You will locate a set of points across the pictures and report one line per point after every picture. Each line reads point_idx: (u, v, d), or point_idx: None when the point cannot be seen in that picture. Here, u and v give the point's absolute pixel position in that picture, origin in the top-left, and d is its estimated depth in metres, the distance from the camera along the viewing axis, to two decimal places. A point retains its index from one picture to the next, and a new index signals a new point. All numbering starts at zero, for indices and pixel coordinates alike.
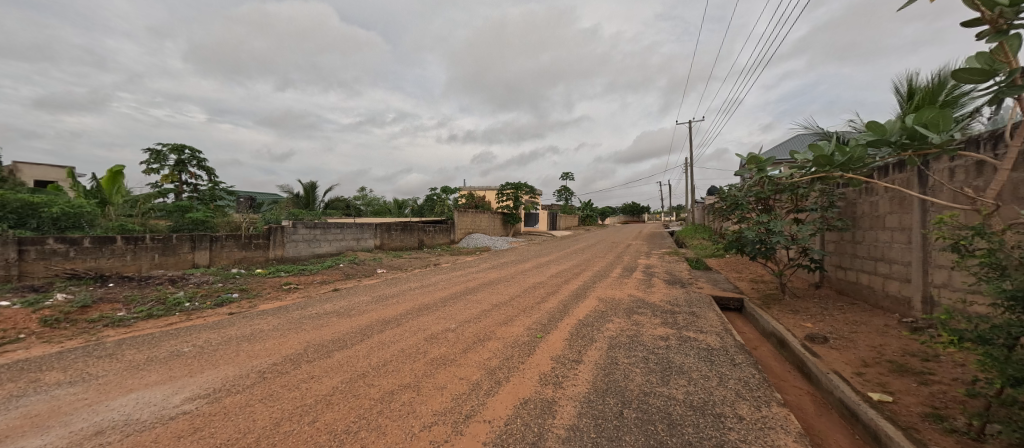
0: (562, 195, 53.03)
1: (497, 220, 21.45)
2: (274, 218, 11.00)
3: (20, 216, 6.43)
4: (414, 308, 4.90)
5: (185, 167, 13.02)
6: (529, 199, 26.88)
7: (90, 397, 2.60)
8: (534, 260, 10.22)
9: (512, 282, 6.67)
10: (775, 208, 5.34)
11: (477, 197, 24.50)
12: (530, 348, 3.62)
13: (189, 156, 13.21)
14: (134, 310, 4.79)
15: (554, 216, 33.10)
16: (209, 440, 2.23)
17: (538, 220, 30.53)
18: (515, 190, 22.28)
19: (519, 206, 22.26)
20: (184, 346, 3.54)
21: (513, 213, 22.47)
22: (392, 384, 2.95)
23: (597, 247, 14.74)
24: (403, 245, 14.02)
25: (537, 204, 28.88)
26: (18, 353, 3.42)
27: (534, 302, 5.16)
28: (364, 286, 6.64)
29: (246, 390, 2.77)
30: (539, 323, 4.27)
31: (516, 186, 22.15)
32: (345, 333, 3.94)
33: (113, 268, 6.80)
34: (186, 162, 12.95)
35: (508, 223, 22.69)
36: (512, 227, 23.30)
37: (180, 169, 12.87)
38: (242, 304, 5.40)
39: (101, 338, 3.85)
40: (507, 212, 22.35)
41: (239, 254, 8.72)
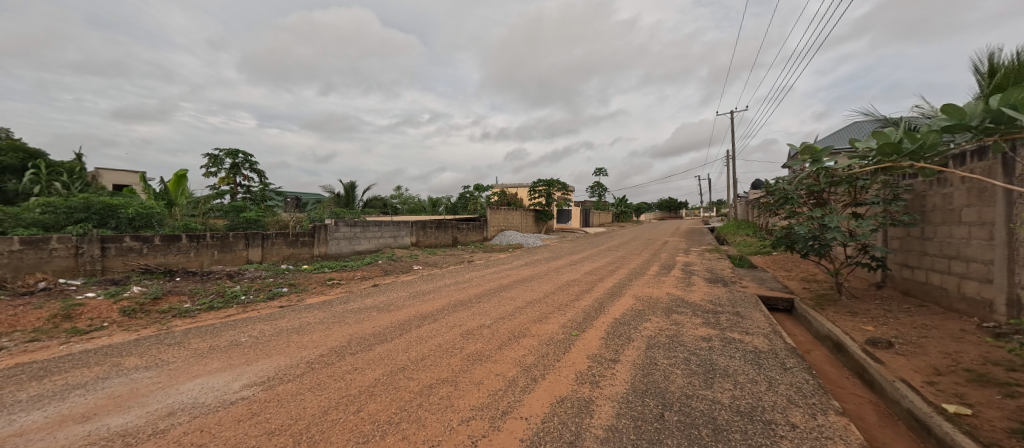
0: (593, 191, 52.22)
1: (529, 217, 21.41)
2: (318, 217, 11.59)
3: (102, 217, 7.13)
4: (450, 304, 4.99)
5: (239, 170, 14.00)
6: (561, 197, 26.63)
7: (162, 381, 2.85)
8: (567, 257, 10.12)
9: (547, 279, 6.63)
10: (830, 202, 4.95)
11: (509, 194, 24.59)
12: (566, 346, 3.57)
13: (243, 160, 14.20)
14: (198, 302, 5.21)
15: (587, 214, 32.65)
16: (265, 425, 2.38)
17: (570, 217, 30.16)
18: (547, 187, 22.13)
19: (551, 203, 22.10)
20: (241, 336, 3.81)
21: (545, 210, 22.35)
22: (430, 378, 3.02)
23: (632, 244, 14.36)
24: (437, 242, 14.34)
25: (569, 201, 28.61)
26: (103, 340, 3.82)
27: (568, 300, 5.10)
28: (401, 282, 6.84)
29: (297, 379, 2.93)
30: (574, 321, 4.21)
31: (547, 183, 22.00)
32: (385, 327, 4.08)
33: (179, 264, 7.43)
34: (239, 165, 13.91)
35: (540, 220, 22.61)
36: (544, 224, 23.17)
37: (234, 173, 13.84)
38: (291, 298, 5.74)
39: (171, 327, 4.22)
40: (539, 210, 22.28)
41: (287, 250, 9.27)
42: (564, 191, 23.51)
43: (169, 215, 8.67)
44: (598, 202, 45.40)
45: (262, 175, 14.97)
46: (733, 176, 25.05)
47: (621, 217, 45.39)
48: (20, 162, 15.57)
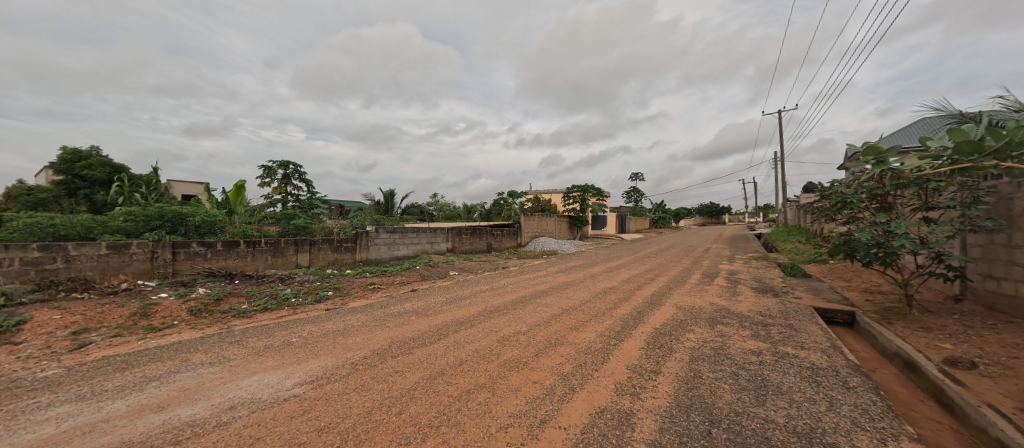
0: (627, 197, 51.17)
1: (563, 223, 21.25)
2: (360, 224, 12.11)
3: (173, 224, 7.81)
4: (486, 310, 5.03)
5: (289, 180, 14.97)
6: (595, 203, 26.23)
7: (224, 376, 3.07)
8: (603, 264, 9.91)
9: (583, 286, 6.52)
10: (897, 206, 4.54)
11: (542, 200, 24.57)
12: (604, 355, 3.49)
13: (293, 170, 15.16)
14: (254, 304, 5.59)
15: (621, 219, 31.93)
16: (314, 422, 2.50)
17: (605, 223, 29.60)
18: (581, 192, 21.85)
19: (585, 209, 21.79)
20: (292, 337, 4.03)
21: (579, 216, 22.08)
22: (468, 383, 3.04)
23: (671, 251, 13.85)
24: (472, 248, 14.54)
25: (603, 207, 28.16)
26: (173, 336, 4.18)
27: (605, 308, 4.98)
28: (439, 287, 6.99)
29: (342, 379, 3.05)
30: (612, 330, 4.10)
31: (581, 189, 21.72)
32: (424, 331, 4.18)
33: (237, 267, 8.01)
34: (290, 176, 14.87)
35: (574, 226, 22.35)
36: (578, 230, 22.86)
37: (285, 182, 14.79)
38: (336, 301, 6.02)
39: (231, 327, 4.54)
40: (572, 216, 22.07)
41: (332, 256, 9.75)
42: (598, 197, 23.13)
43: (229, 222, 9.42)
44: (632, 208, 44.35)
45: (310, 185, 15.88)
46: (781, 179, 23.59)
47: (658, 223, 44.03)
48: (107, 176, 17.50)
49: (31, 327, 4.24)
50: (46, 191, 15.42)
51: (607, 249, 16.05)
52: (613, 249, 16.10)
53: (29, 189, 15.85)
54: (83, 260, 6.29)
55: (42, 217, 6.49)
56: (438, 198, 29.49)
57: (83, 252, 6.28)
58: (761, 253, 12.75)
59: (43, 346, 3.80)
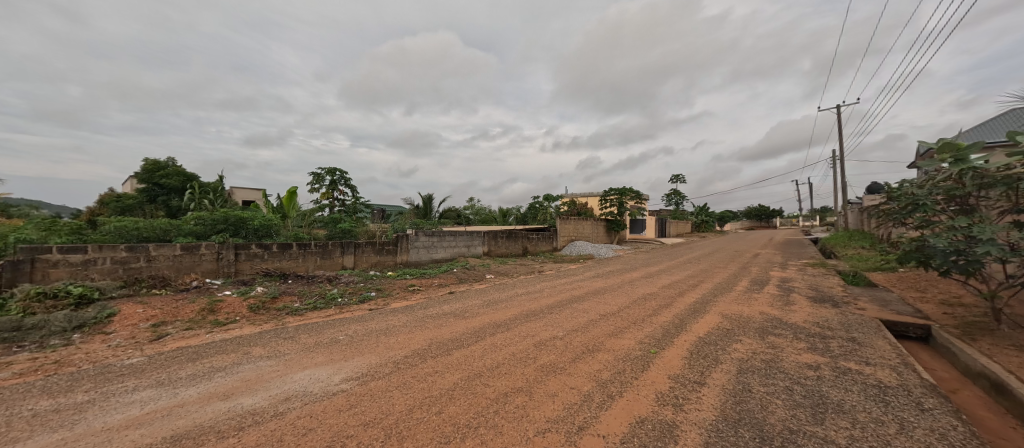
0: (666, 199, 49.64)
1: (599, 227, 20.82)
2: (400, 227, 12.55)
3: (236, 227, 8.47)
4: (523, 314, 5.04)
5: (336, 186, 15.78)
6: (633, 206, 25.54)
7: (280, 369, 3.28)
8: (642, 269, 9.62)
9: (622, 292, 6.37)
10: (981, 209, 4.06)
11: (577, 204, 24.29)
12: (643, 363, 3.38)
13: (339, 177, 15.97)
14: (305, 302, 5.94)
15: (660, 223, 30.91)
16: (361, 417, 2.64)
17: (644, 227, 28.77)
18: (619, 196, 20.80)
19: (622, 213, 21.08)
20: (340, 335, 4.25)
21: (616, 220, 21.52)
22: (505, 386, 3.06)
23: (715, 256, 13.18)
24: (508, 251, 14.63)
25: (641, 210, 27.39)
26: (236, 331, 4.54)
27: (645, 315, 4.82)
28: (476, 290, 7.10)
29: (386, 376, 3.18)
30: (652, 337, 3.96)
31: (619, 192, 20.62)
32: (462, 333, 4.25)
33: (290, 267, 8.57)
34: (336, 182, 15.67)
35: (611, 230, 21.89)
36: (614, 233, 22.30)
37: (332, 188, 15.63)
38: (379, 302, 6.28)
39: (285, 323, 4.85)
40: (609, 220, 21.63)
41: (374, 258, 10.18)
42: (637, 200, 22.16)
43: (283, 226, 10.09)
44: (671, 211, 42.74)
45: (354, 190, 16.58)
46: (841, 179, 21.76)
47: (699, 226, 42.10)
48: (180, 184, 19.31)
49: (118, 319, 4.77)
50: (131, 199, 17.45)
51: (647, 254, 15.50)
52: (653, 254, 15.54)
53: (119, 196, 17.94)
54: (161, 260, 6.99)
55: (128, 221, 7.29)
56: (474, 201, 29.89)
57: (161, 253, 6.98)
58: (817, 259, 11.80)
59: (128, 336, 4.26)
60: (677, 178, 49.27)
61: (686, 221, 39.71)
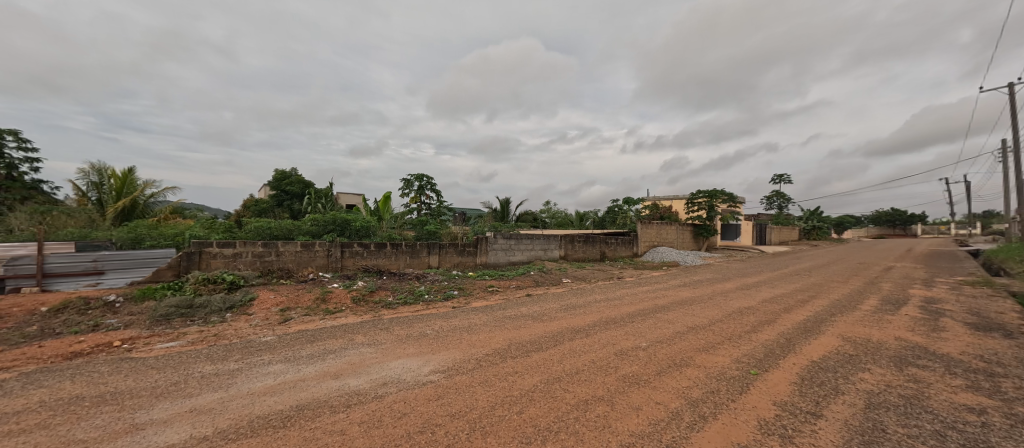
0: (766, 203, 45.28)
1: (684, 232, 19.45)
2: (481, 229, 13.11)
3: (341, 227, 9.61)
4: (602, 320, 4.91)
5: (423, 191, 17.07)
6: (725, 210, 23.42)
7: (378, 356, 3.65)
8: (735, 280, 8.73)
9: (713, 304, 5.84)
10: None
11: (660, 207, 23.01)
12: (741, 385, 3.04)
13: (425, 182, 17.21)
14: (396, 297, 6.54)
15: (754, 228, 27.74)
16: (448, 408, 2.80)
17: (736, 233, 26.13)
18: (709, 198, 18.92)
19: (711, 217, 19.25)
20: (427, 329, 4.58)
21: (704, 224, 19.80)
22: (586, 393, 3.00)
23: (830, 269, 11.33)
24: (585, 256, 14.43)
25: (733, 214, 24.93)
26: (343, 319, 5.17)
27: (741, 331, 4.36)
28: (553, 294, 7.11)
29: (469, 372, 3.35)
30: (751, 356, 3.56)
31: (709, 195, 18.74)
32: (541, 335, 4.29)
33: (385, 265, 9.48)
34: (423, 187, 16.93)
35: (700, 236, 20.29)
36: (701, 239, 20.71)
37: (419, 193, 16.95)
38: (461, 300, 6.64)
39: (380, 315, 5.38)
40: (698, 224, 20.07)
41: (456, 258, 10.80)
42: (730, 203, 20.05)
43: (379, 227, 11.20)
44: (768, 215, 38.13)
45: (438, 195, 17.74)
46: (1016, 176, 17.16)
47: (806, 233, 36.74)
48: (300, 190, 22.50)
49: (256, 303, 5.76)
50: (264, 203, 21.15)
51: (740, 264, 13.97)
52: (748, 264, 13.93)
53: (257, 201, 21.86)
54: (287, 255, 8.26)
55: (264, 221, 8.77)
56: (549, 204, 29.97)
57: (287, 249, 8.25)
58: (979, 276, 9.42)
59: (263, 318, 5.12)
60: (780, 178, 45.29)
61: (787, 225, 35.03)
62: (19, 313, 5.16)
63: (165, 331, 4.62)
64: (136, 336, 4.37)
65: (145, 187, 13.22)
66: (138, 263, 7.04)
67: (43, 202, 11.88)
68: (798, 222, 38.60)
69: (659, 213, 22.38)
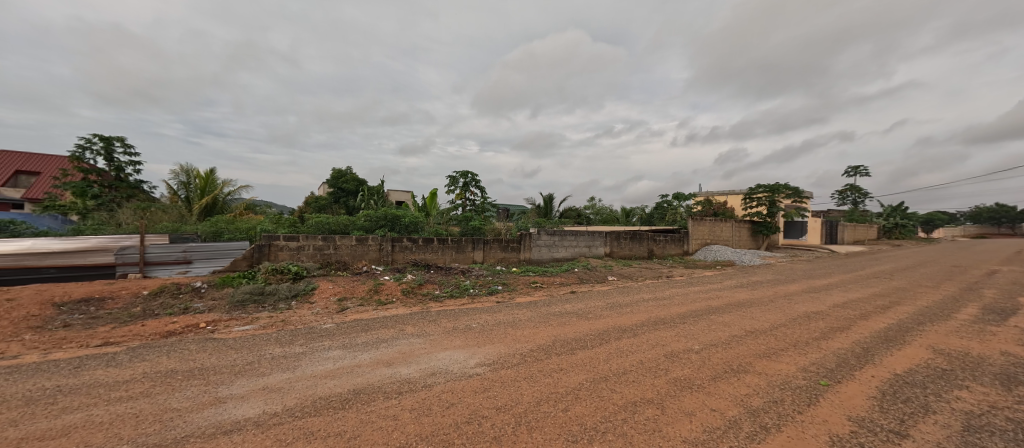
0: (839, 196, 41.73)
1: (741, 229, 18.42)
2: (524, 226, 13.16)
3: (391, 223, 10.09)
4: (650, 320, 4.76)
5: (468, 188, 17.43)
6: (793, 206, 21.76)
7: (427, 347, 3.80)
8: (800, 282, 8.07)
9: (775, 308, 5.44)
10: None
11: (715, 203, 21.82)
12: (809, 396, 2.81)
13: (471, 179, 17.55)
14: (443, 290, 6.79)
15: (821, 226, 25.42)
16: (494, 401, 2.86)
17: (800, 231, 24.13)
18: (769, 193, 17.75)
19: (773, 213, 18.00)
20: (473, 323, 4.69)
21: (765, 222, 18.50)
22: (634, 395, 2.93)
23: (916, 272, 10.08)
24: (632, 253, 14.03)
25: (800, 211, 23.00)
26: (397, 309, 5.46)
27: (807, 337, 4.02)
28: (598, 292, 7.00)
29: (514, 366, 3.39)
30: (821, 366, 3.27)
31: (769, 189, 17.64)
32: (586, 333, 4.23)
33: (432, 259, 9.84)
34: (468, 184, 17.29)
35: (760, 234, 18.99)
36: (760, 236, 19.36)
37: (464, 190, 17.34)
38: (505, 295, 6.75)
39: (429, 308, 5.61)
40: (759, 222, 18.79)
41: (500, 254, 10.94)
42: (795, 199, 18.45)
43: (426, 223, 11.65)
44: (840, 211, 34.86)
45: (483, 191, 18.02)
46: None
47: (885, 231, 33.22)
48: (355, 188, 24.01)
49: (317, 292, 6.24)
50: (323, 199, 22.89)
51: (805, 264, 12.86)
52: (813, 265, 12.80)
53: (317, 198, 23.69)
54: (343, 248, 8.83)
55: (324, 217, 9.46)
56: (594, 200, 29.44)
57: (344, 242, 8.82)
58: None
59: (324, 306, 5.53)
60: (855, 171, 41.29)
61: (861, 223, 31.74)
62: (126, 295, 5.99)
63: (241, 315, 5.14)
64: (218, 319, 4.90)
65: (223, 185, 14.68)
66: (218, 254, 7.85)
67: (144, 199, 13.61)
68: (874, 219, 34.72)
69: (713, 209, 21.23)
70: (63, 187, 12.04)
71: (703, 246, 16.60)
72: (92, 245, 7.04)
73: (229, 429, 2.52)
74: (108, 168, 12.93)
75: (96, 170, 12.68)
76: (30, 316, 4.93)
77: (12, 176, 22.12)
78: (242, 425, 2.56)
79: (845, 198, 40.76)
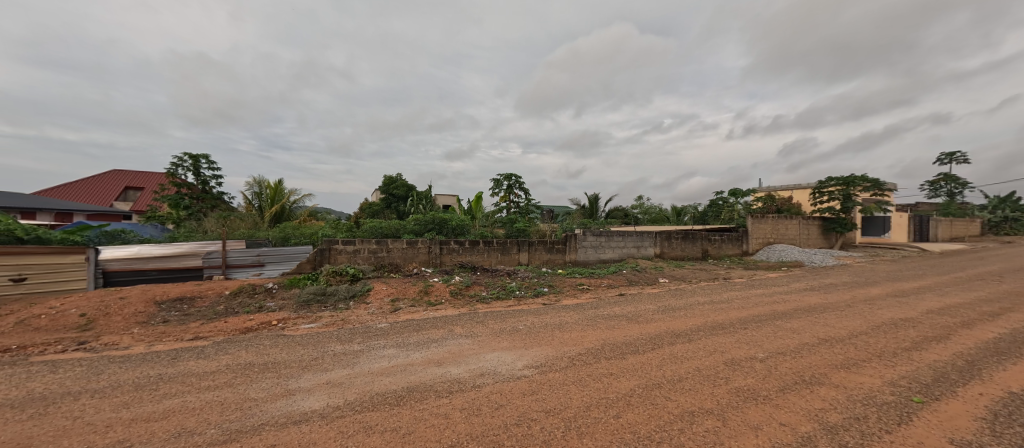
0: (930, 187, 36.71)
1: (809, 227, 16.88)
2: (569, 227, 12.99)
3: (438, 226, 10.44)
4: (706, 325, 4.50)
5: (512, 190, 17.56)
6: (875, 199, 19.59)
7: (475, 348, 3.88)
8: (885, 284, 7.22)
9: (854, 313, 4.92)
10: None
11: (779, 199, 20.25)
12: (900, 414, 2.50)
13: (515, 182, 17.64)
14: (489, 292, 6.90)
15: (906, 222, 22.64)
16: (543, 404, 2.84)
17: (882, 227, 21.65)
18: (843, 186, 16.05)
19: (847, 208, 16.28)
20: (520, 324, 4.72)
21: (840, 218, 16.83)
22: (691, 404, 2.77)
23: None
24: (684, 254, 13.39)
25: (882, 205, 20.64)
26: (449, 310, 5.64)
27: (895, 347, 3.59)
28: (648, 294, 6.74)
29: (563, 370, 3.35)
30: (914, 380, 2.90)
31: (843, 182, 15.97)
32: (637, 337, 4.09)
33: (478, 261, 10.03)
34: (512, 186, 17.44)
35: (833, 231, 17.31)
36: (833, 234, 17.68)
37: (509, 192, 17.50)
38: (551, 297, 6.72)
39: (476, 309, 5.72)
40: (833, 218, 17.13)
41: (546, 255, 10.90)
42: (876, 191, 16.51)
43: (472, 226, 11.92)
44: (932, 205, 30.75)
45: (526, 193, 18.06)
46: None
47: (989, 225, 28.96)
48: (405, 193, 25.27)
49: (372, 293, 6.61)
50: (377, 205, 24.42)
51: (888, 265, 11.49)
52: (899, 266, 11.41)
53: (371, 204, 25.26)
54: (395, 251, 9.27)
55: (377, 222, 10.01)
56: (642, 200, 28.43)
57: (395, 246, 9.26)
58: None
59: (379, 307, 5.85)
60: (951, 157, 36.31)
61: (958, 217, 27.78)
62: (210, 295, 6.73)
63: (306, 314, 5.59)
64: (287, 317, 5.35)
65: (289, 195, 16.00)
66: (286, 258, 8.56)
67: (224, 209, 15.27)
68: (974, 213, 30.19)
69: (777, 206, 19.68)
70: (162, 200, 13.86)
71: (765, 246, 15.46)
72: (183, 250, 7.98)
73: (297, 419, 2.72)
74: (196, 182, 14.63)
75: (187, 185, 14.44)
76: (136, 312, 5.70)
77: (122, 191, 25.75)
78: (309, 416, 2.76)
79: (938, 189, 35.83)
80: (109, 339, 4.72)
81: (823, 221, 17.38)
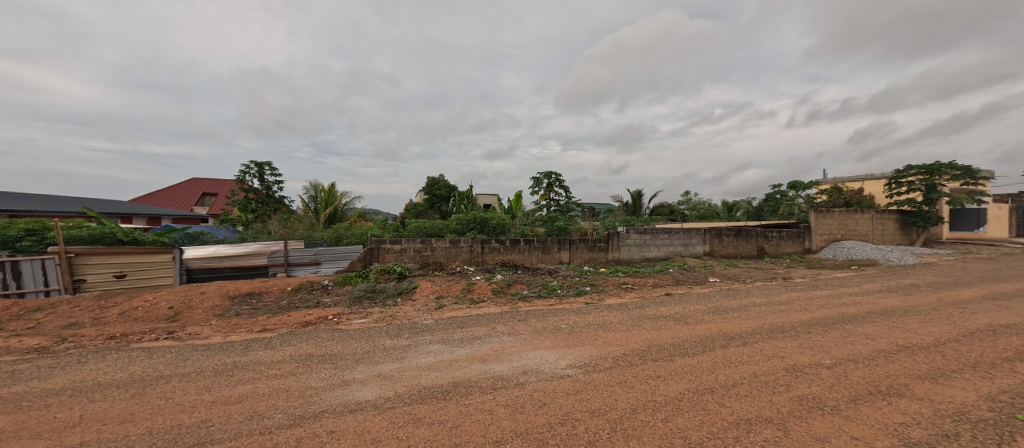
0: None
1: (883, 222, 15.26)
2: (611, 224, 12.69)
3: (479, 225, 10.65)
4: (764, 328, 4.23)
5: (551, 188, 17.48)
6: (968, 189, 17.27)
7: (518, 346, 3.91)
8: (982, 286, 6.36)
9: (941, 318, 4.39)
10: None
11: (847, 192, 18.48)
12: (1000, 434, 2.20)
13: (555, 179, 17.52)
14: (531, 290, 6.93)
15: (1005, 214, 19.72)
16: (588, 404, 2.82)
17: (975, 220, 19.02)
18: (926, 175, 14.42)
19: (931, 200, 14.51)
20: (563, 323, 4.70)
21: (923, 211, 15.02)
22: (748, 411, 2.62)
23: None
24: (737, 251, 12.63)
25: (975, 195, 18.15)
26: (494, 308, 5.74)
27: (994, 357, 3.17)
28: (696, 294, 6.44)
29: (608, 370, 3.30)
30: (1019, 396, 2.53)
31: (926, 170, 14.31)
32: (686, 339, 3.94)
33: (519, 260, 10.10)
34: (552, 184, 17.36)
35: (913, 226, 15.49)
36: (913, 229, 15.81)
37: (549, 190, 17.45)
38: (593, 296, 6.63)
39: (518, 307, 5.78)
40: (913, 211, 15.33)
41: (587, 254, 10.76)
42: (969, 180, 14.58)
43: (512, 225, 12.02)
44: None
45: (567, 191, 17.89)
46: None
47: None
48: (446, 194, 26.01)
49: (417, 290, 6.86)
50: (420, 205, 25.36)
51: (981, 264, 10.13)
52: (996, 264, 10.01)
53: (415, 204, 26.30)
54: (439, 250, 9.58)
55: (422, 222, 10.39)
56: (687, 196, 27.14)
57: (439, 245, 9.57)
58: None
59: (424, 304, 6.08)
60: None
61: None
62: (274, 291, 7.33)
63: (359, 309, 5.94)
64: (341, 313, 5.71)
65: (339, 197, 17.02)
66: (338, 256, 9.11)
67: (284, 211, 16.59)
68: None
69: (843, 199, 17.96)
70: (231, 204, 15.32)
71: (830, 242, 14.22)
72: (250, 250, 8.75)
73: (354, 408, 2.91)
74: (260, 187, 15.97)
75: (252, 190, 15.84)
76: (213, 305, 6.35)
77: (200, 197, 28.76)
78: (364, 406, 2.94)
79: None
80: (192, 329, 5.30)
81: (900, 215, 15.62)
